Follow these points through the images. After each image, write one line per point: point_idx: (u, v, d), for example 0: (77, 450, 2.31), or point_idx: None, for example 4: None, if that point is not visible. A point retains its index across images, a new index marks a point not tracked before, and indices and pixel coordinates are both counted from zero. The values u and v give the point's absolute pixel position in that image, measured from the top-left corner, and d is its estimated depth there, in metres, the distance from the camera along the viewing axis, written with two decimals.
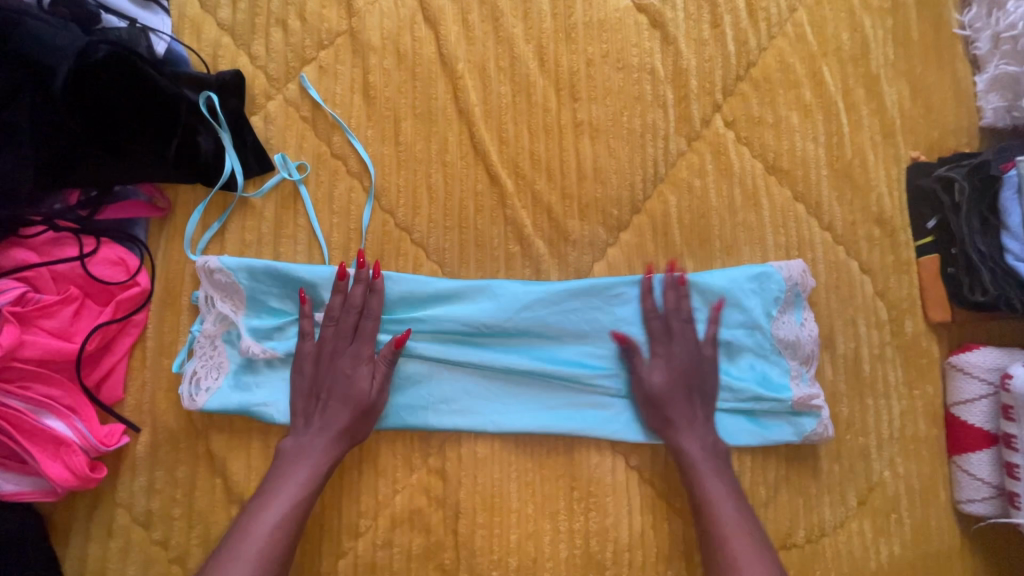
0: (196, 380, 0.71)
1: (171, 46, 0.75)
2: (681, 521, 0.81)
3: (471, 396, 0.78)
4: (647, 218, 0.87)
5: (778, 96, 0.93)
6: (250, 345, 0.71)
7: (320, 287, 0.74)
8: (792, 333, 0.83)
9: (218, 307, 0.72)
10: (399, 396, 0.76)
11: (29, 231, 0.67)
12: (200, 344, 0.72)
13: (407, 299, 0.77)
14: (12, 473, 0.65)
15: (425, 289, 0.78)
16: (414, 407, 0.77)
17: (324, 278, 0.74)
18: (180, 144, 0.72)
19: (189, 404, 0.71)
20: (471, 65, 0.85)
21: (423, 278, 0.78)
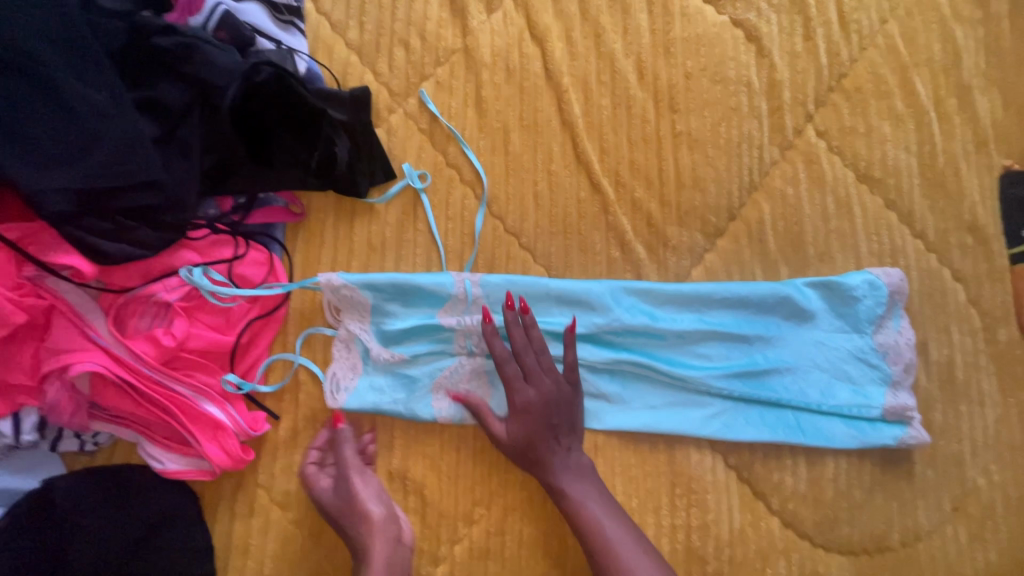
0: (336, 380, 0.78)
1: (309, 65, 0.81)
2: (777, 520, 0.85)
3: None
4: (743, 225, 0.90)
5: (870, 106, 0.95)
6: (380, 350, 0.78)
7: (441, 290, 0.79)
8: (891, 339, 0.85)
9: (348, 317, 0.79)
10: None
11: (195, 233, 0.74)
12: (337, 348, 0.79)
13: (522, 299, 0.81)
14: (175, 452, 0.72)
15: (536, 289, 0.82)
16: None
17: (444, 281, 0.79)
18: (321, 155, 0.78)
19: (330, 402, 0.78)
20: (574, 79, 0.90)
21: (529, 279, 0.82)
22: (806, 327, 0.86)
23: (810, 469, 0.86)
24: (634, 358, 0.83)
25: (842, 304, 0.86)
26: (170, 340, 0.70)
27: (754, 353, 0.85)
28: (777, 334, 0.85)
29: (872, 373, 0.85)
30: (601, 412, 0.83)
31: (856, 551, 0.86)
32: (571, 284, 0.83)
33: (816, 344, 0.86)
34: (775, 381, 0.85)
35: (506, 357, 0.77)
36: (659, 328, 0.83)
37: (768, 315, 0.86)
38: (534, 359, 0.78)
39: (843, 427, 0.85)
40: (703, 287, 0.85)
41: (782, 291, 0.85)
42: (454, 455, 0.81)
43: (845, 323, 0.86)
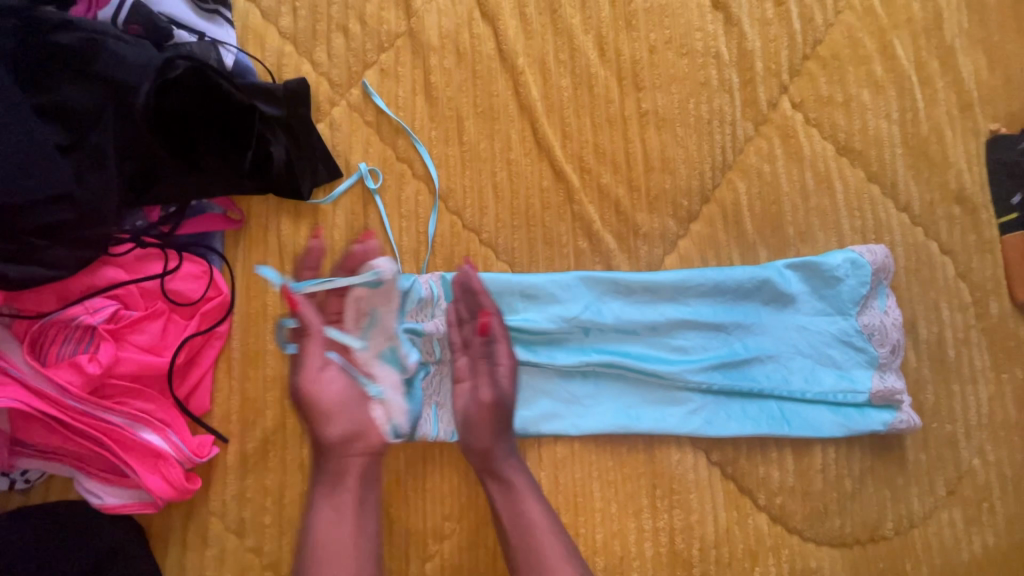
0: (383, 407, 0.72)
1: (237, 57, 0.75)
2: (765, 516, 0.81)
3: (551, 396, 0.78)
4: (717, 207, 0.85)
5: (848, 74, 0.90)
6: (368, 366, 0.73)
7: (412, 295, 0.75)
8: (876, 319, 0.81)
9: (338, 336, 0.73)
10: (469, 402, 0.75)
11: (118, 249, 0.68)
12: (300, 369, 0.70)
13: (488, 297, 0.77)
14: (113, 486, 0.67)
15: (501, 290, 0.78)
16: None
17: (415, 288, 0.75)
18: (255, 155, 0.72)
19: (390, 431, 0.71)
20: (530, 59, 0.83)
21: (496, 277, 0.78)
22: (787, 311, 0.81)
23: (798, 460, 0.82)
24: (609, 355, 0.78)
25: (824, 285, 0.81)
26: (95, 366, 0.64)
27: (735, 343, 0.80)
28: (757, 321, 0.81)
29: (857, 356, 0.81)
30: (575, 416, 0.78)
31: (849, 543, 0.83)
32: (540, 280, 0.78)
33: (797, 330, 0.81)
34: (756, 373, 0.80)
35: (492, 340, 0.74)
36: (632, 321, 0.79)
37: (747, 303, 0.81)
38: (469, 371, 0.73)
39: (831, 416, 0.81)
40: (676, 275, 0.80)
41: (761, 276, 0.80)
42: (421, 467, 0.76)
43: (828, 306, 0.81)
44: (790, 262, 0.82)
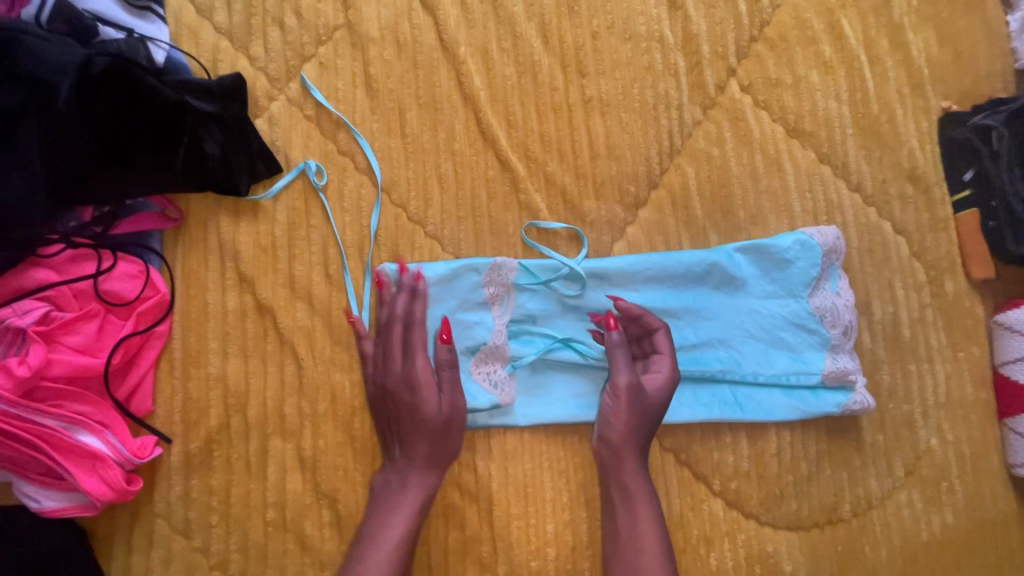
0: None
1: (169, 54, 0.74)
2: (720, 501, 0.80)
3: (504, 386, 0.76)
4: (666, 192, 0.84)
5: (796, 54, 0.89)
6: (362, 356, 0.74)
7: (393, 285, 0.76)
8: (826, 301, 0.80)
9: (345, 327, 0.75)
10: None
11: (48, 250, 0.68)
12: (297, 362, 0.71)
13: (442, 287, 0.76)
14: (51, 489, 0.66)
15: (455, 279, 0.77)
16: None
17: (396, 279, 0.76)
18: (187, 152, 0.72)
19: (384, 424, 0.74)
20: (472, 48, 0.82)
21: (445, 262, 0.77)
22: (737, 295, 0.81)
23: (752, 445, 0.82)
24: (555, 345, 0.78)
25: (774, 268, 0.81)
26: (25, 369, 0.63)
27: (687, 329, 0.80)
28: (706, 306, 0.80)
29: (809, 338, 0.80)
30: (523, 406, 0.77)
31: (806, 526, 0.82)
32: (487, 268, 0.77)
33: (748, 313, 0.80)
34: (705, 357, 0.80)
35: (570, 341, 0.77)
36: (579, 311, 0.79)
37: (697, 288, 0.81)
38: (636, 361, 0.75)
39: (783, 399, 0.80)
40: (623, 261, 0.79)
41: (710, 261, 0.80)
42: (369, 464, 0.74)
43: (780, 289, 0.81)
44: (741, 246, 0.81)
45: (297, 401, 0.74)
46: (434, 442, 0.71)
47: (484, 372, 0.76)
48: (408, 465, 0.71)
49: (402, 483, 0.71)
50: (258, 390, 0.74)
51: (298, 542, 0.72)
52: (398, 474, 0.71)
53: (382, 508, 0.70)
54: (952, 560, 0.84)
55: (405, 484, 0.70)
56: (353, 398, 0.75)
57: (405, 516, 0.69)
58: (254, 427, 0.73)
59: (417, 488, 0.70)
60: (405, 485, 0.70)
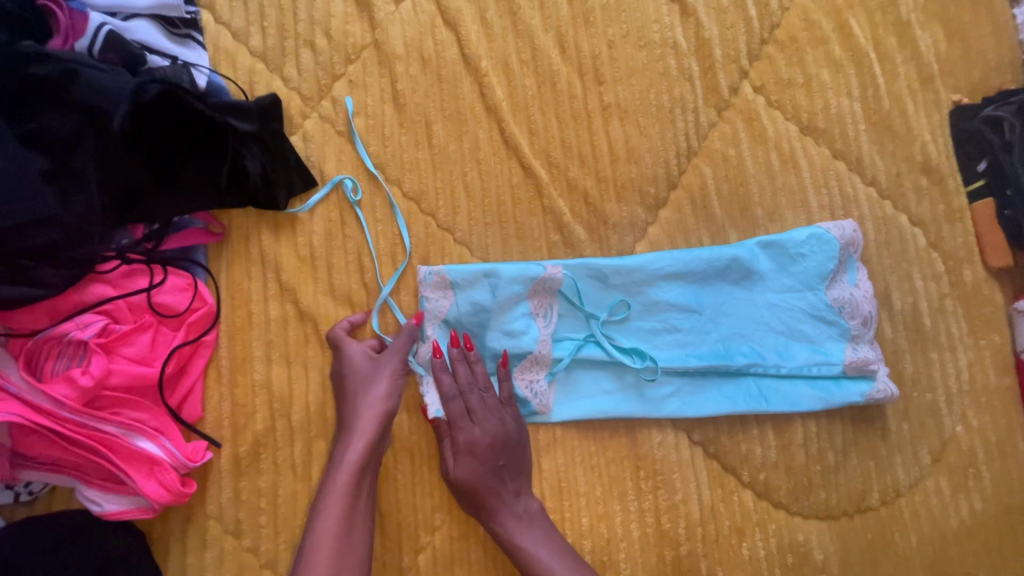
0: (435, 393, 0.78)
1: (210, 79, 0.78)
2: (750, 492, 0.82)
3: (544, 396, 0.79)
4: (684, 192, 0.87)
5: (806, 54, 0.92)
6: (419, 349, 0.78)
7: (442, 287, 0.79)
8: (845, 293, 0.82)
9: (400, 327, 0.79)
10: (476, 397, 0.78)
11: (105, 267, 0.71)
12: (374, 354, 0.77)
13: (487, 291, 0.79)
14: (113, 493, 0.70)
15: (507, 285, 0.79)
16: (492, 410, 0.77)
17: (445, 283, 0.79)
18: (230, 169, 0.76)
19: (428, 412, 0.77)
20: (493, 62, 0.86)
21: (491, 268, 0.79)
22: (759, 289, 0.83)
23: (779, 436, 0.84)
24: (590, 346, 0.80)
25: (795, 261, 0.83)
26: (88, 379, 0.67)
27: (713, 325, 0.82)
28: (729, 301, 0.83)
29: (830, 330, 0.82)
30: (558, 405, 0.80)
31: (836, 515, 0.84)
32: (535, 273, 0.79)
33: (768, 307, 0.83)
34: (733, 353, 0.82)
35: (451, 393, 0.77)
36: (618, 310, 0.82)
37: (720, 283, 0.83)
38: (478, 398, 0.77)
39: (810, 390, 0.82)
40: (647, 258, 0.82)
41: (732, 257, 0.82)
42: (409, 463, 0.78)
43: (798, 282, 0.83)
44: (763, 242, 0.83)
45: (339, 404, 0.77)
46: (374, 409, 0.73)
47: (526, 379, 0.79)
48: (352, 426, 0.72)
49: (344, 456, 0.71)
50: (302, 395, 0.77)
51: None
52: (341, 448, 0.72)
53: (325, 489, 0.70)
54: (983, 546, 0.85)
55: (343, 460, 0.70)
56: None
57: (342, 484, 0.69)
58: (298, 429, 0.76)
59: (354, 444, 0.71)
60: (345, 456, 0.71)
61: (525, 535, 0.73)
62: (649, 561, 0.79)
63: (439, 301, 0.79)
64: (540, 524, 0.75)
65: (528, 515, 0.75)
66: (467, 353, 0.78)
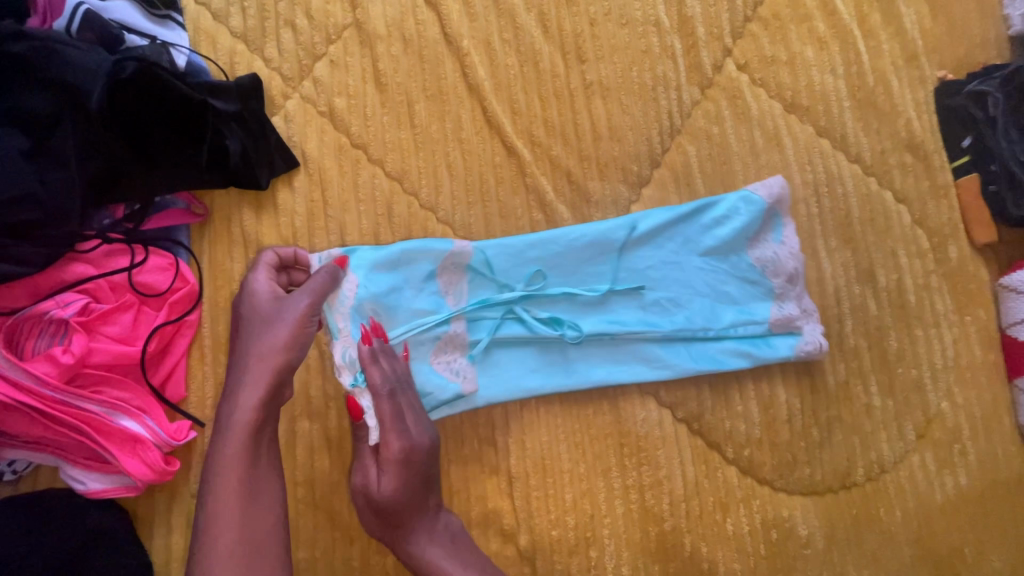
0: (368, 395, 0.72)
1: (190, 58, 0.78)
2: (734, 469, 0.83)
3: (466, 373, 0.79)
4: (668, 170, 0.87)
5: (790, 32, 0.91)
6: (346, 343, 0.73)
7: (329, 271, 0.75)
8: (769, 251, 0.83)
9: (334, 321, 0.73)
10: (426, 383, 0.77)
11: (86, 246, 0.72)
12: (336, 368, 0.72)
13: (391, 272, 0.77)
14: (97, 472, 0.71)
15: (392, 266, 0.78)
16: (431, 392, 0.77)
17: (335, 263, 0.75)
18: (210, 149, 0.76)
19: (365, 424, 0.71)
20: (475, 41, 0.86)
21: (385, 252, 0.78)
22: (708, 254, 0.83)
23: (763, 412, 0.84)
24: (509, 323, 0.80)
25: (740, 224, 0.83)
26: (69, 357, 0.67)
27: (667, 292, 0.83)
28: (681, 266, 0.83)
29: (755, 289, 0.83)
30: (516, 380, 0.80)
31: (821, 491, 0.84)
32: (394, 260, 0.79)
33: (694, 270, 0.83)
34: (659, 318, 0.82)
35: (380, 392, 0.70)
36: (535, 280, 0.81)
37: (665, 249, 0.83)
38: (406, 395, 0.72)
39: (756, 351, 0.82)
40: (595, 230, 0.82)
41: (677, 224, 0.83)
42: None
43: (724, 245, 0.83)
44: (709, 207, 0.84)
45: (322, 384, 0.78)
46: (266, 357, 0.68)
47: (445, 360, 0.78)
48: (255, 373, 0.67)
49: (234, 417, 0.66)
50: None
51: (327, 517, 0.76)
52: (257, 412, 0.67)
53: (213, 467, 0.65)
54: (968, 520, 0.85)
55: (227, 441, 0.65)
56: None
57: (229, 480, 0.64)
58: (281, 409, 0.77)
59: (252, 393, 0.67)
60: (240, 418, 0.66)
61: (428, 548, 0.72)
62: (634, 538, 0.79)
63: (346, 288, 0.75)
64: (450, 535, 0.74)
65: (446, 528, 0.75)
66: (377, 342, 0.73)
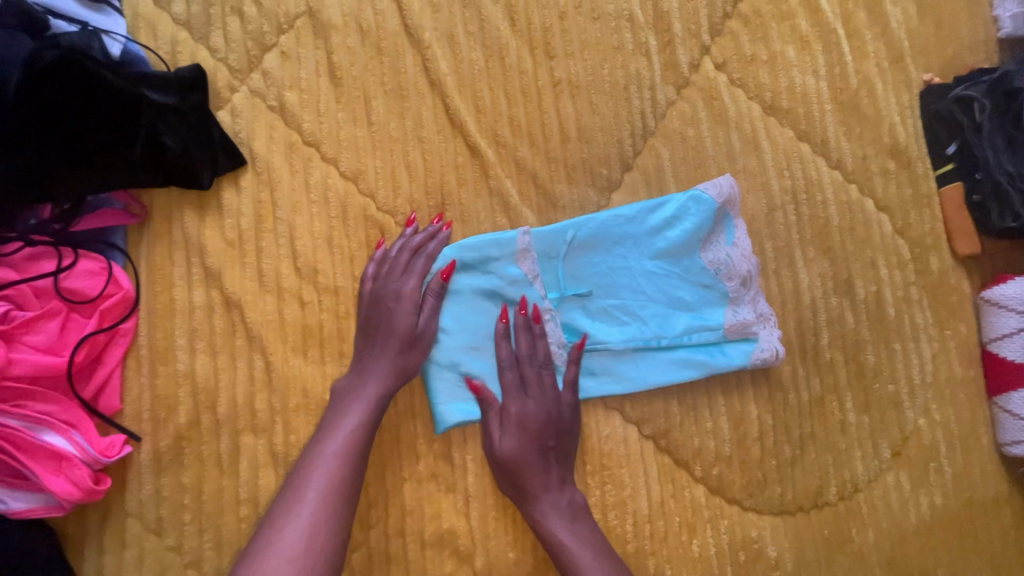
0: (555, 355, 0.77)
1: (127, 47, 0.73)
2: (702, 488, 0.79)
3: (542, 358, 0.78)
4: (640, 174, 0.82)
5: (771, 30, 0.87)
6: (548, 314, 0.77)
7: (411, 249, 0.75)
8: (720, 254, 0.79)
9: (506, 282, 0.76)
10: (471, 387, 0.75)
11: (6, 249, 0.67)
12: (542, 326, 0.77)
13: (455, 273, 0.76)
14: (19, 490, 0.66)
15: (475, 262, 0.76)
16: (454, 397, 0.75)
17: (416, 245, 0.76)
18: (146, 145, 0.71)
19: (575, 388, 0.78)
20: (438, 33, 0.81)
21: (469, 248, 0.76)
22: (654, 257, 0.79)
23: (734, 429, 0.81)
24: (466, 335, 0.76)
25: (690, 227, 0.78)
26: None
27: (616, 301, 0.79)
28: (630, 272, 0.79)
29: (709, 294, 0.79)
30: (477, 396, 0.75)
31: (791, 511, 0.81)
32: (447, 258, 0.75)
33: (644, 275, 0.79)
34: (608, 329, 0.78)
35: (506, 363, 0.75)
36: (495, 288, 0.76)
37: (607, 254, 0.79)
38: (535, 371, 0.75)
39: (714, 360, 0.78)
40: (540, 238, 0.77)
41: (621, 228, 0.79)
42: None
43: (673, 248, 0.79)
44: (654, 210, 0.79)
45: (268, 397, 0.73)
46: (406, 341, 0.72)
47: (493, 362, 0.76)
48: (372, 370, 0.71)
49: (362, 387, 0.71)
50: (228, 386, 0.73)
51: None
52: (359, 371, 0.72)
53: (336, 411, 0.70)
54: (943, 542, 0.82)
55: (331, 434, 0.67)
56: (323, 392, 0.74)
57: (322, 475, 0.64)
58: (224, 423, 0.72)
59: (389, 374, 0.71)
60: (365, 382, 0.71)
61: (552, 512, 0.72)
62: None
63: (525, 268, 0.77)
64: (582, 517, 0.73)
65: (573, 508, 0.73)
66: (532, 324, 0.76)
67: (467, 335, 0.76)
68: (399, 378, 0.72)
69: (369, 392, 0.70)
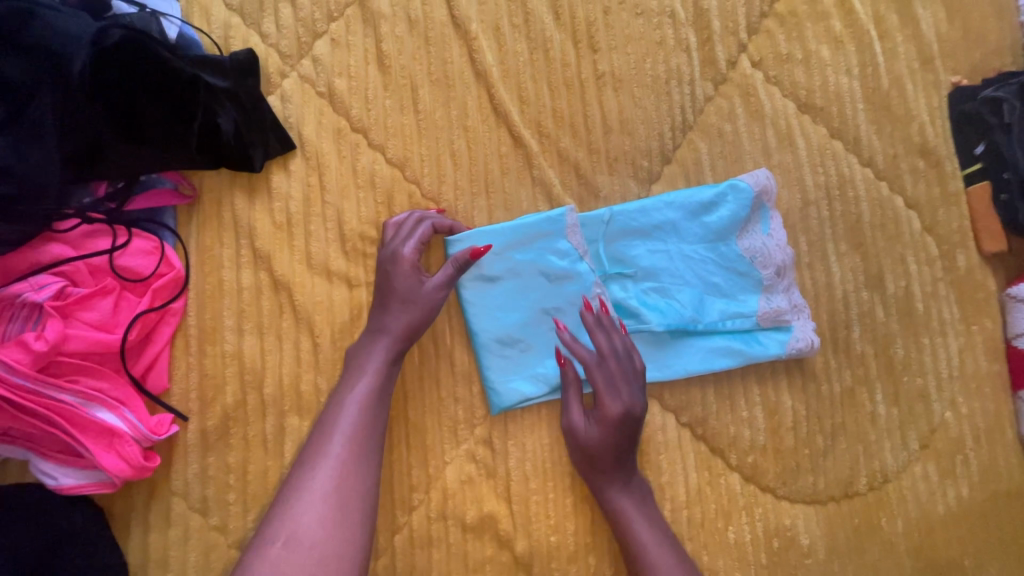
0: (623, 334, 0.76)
1: (182, 30, 0.74)
2: (737, 475, 0.81)
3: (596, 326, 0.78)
4: (679, 166, 0.84)
5: (806, 29, 0.89)
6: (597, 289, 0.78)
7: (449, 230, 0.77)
8: (756, 243, 0.80)
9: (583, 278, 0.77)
10: (523, 364, 0.77)
11: (62, 226, 0.68)
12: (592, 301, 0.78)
13: (503, 253, 0.77)
14: (69, 466, 0.66)
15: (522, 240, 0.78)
16: (506, 375, 0.77)
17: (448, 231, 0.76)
18: (201, 128, 0.71)
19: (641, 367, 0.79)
20: (484, 25, 0.82)
21: (516, 226, 0.77)
22: (692, 242, 0.80)
23: (768, 418, 0.82)
24: (514, 314, 0.78)
25: (726, 213, 0.80)
26: (42, 343, 0.63)
27: (656, 283, 0.80)
28: (668, 256, 0.80)
29: (744, 281, 0.81)
30: (529, 373, 0.77)
31: (823, 500, 0.82)
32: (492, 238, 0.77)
33: (683, 259, 0.80)
34: (648, 310, 0.79)
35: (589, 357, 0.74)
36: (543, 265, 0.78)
37: (648, 238, 0.80)
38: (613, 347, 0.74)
39: (749, 346, 0.80)
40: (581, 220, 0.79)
41: (661, 214, 0.80)
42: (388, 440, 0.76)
43: (710, 233, 0.80)
44: (693, 196, 0.80)
45: (314, 378, 0.73)
46: (406, 333, 0.71)
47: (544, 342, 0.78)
48: (384, 329, 0.71)
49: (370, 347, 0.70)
50: (275, 367, 0.73)
51: None
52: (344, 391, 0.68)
53: (348, 377, 0.69)
54: (969, 532, 0.84)
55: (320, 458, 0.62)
56: None
57: (322, 493, 0.59)
58: (270, 404, 0.73)
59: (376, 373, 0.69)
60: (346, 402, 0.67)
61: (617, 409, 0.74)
62: None
63: (573, 244, 0.78)
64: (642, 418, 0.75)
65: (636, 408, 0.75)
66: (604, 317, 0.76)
67: (515, 313, 0.78)
68: (410, 336, 0.71)
69: (380, 346, 0.70)
